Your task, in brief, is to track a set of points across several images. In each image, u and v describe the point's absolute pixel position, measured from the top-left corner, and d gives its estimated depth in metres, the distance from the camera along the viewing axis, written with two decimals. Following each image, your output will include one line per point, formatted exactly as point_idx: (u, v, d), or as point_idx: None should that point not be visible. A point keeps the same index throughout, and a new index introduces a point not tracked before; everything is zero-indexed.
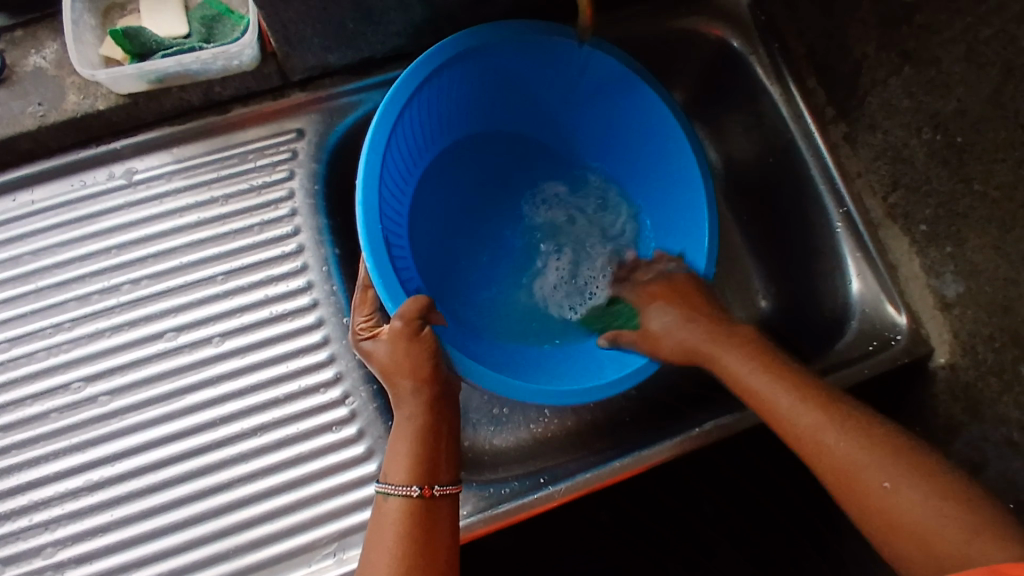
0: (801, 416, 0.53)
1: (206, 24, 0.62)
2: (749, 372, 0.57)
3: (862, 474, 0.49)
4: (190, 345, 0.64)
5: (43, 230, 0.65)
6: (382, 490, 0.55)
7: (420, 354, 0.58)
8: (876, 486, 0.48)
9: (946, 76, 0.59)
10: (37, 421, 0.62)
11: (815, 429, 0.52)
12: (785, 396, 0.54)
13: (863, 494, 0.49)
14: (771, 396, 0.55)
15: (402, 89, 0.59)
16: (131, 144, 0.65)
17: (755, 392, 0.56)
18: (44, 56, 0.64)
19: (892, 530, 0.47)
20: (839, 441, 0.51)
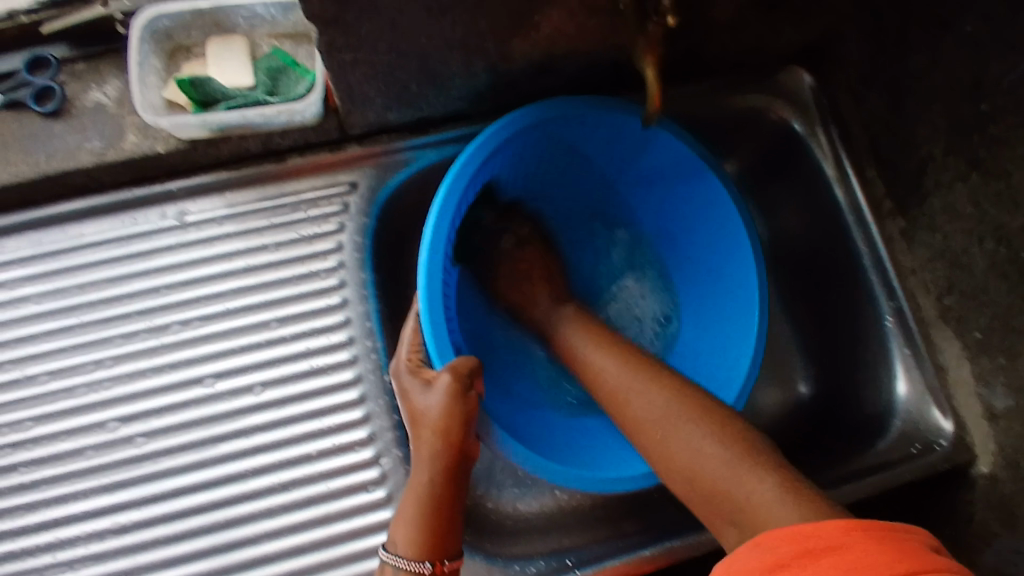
0: (602, 366, 0.61)
1: (271, 76, 0.62)
2: (587, 350, 0.63)
3: (656, 430, 0.55)
4: (228, 393, 0.63)
5: (89, 264, 0.64)
6: (388, 558, 0.55)
7: (452, 419, 0.56)
8: (663, 439, 0.54)
9: (1014, 191, 0.57)
10: (69, 458, 0.61)
11: (636, 397, 0.57)
12: (605, 370, 0.61)
13: (654, 447, 0.55)
14: (600, 371, 0.61)
15: (472, 157, 0.60)
16: (186, 186, 0.65)
17: (589, 369, 0.62)
18: (106, 93, 0.63)
19: (675, 475, 0.53)
20: (643, 407, 0.57)
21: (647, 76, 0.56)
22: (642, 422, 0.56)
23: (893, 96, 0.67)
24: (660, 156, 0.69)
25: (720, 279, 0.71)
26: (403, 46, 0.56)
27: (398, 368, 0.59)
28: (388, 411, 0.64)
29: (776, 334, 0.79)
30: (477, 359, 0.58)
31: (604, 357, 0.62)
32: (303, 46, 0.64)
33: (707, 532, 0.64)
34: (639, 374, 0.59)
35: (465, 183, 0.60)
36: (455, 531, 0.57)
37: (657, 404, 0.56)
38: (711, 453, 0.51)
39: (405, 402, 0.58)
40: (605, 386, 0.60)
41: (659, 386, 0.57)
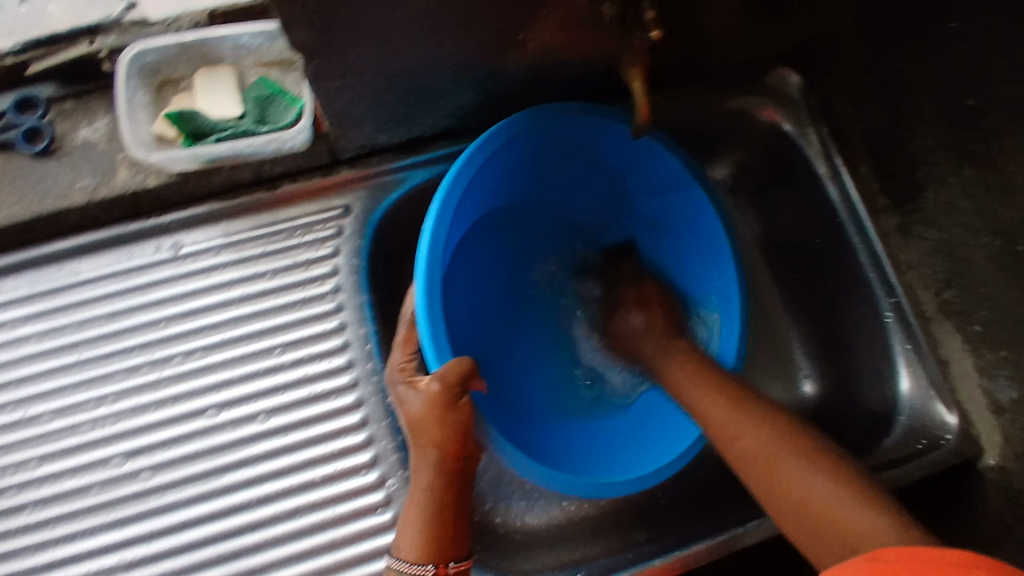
0: (704, 403, 0.61)
1: (259, 105, 0.62)
2: (690, 384, 0.63)
3: (773, 467, 0.55)
4: (232, 423, 0.63)
5: (88, 301, 0.64)
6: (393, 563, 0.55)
7: (451, 422, 0.56)
8: (784, 478, 0.54)
9: (1008, 183, 0.57)
10: (76, 496, 0.61)
11: (740, 422, 0.58)
12: (707, 395, 0.61)
13: (773, 481, 0.54)
14: (705, 406, 0.60)
15: (465, 171, 0.59)
16: (179, 219, 0.65)
17: (693, 403, 0.62)
18: (95, 130, 0.63)
19: (795, 510, 0.53)
20: (757, 441, 0.56)
21: (636, 89, 0.57)
22: (752, 452, 0.56)
23: (881, 93, 0.67)
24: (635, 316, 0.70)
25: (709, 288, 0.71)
26: (388, 69, 0.57)
27: (395, 378, 0.60)
28: (390, 434, 0.64)
29: (779, 335, 0.78)
30: (471, 357, 0.56)
31: (700, 392, 0.61)
32: (290, 71, 0.64)
33: (720, 536, 0.63)
34: (742, 403, 0.60)
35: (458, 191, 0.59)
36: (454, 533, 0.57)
37: (763, 431, 0.57)
38: (822, 484, 0.52)
39: (404, 411, 0.58)
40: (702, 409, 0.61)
41: (762, 416, 0.58)
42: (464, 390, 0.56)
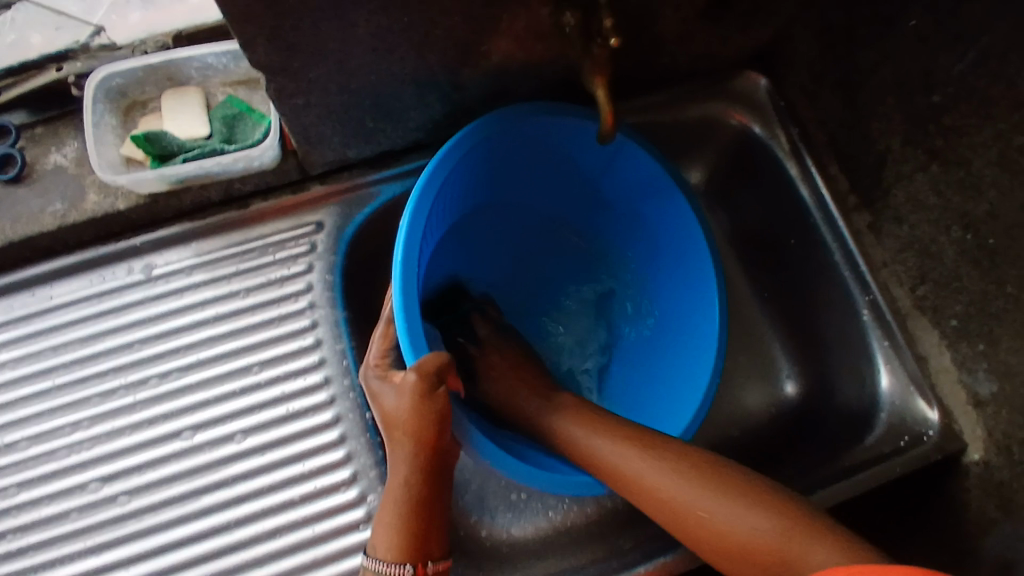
0: (592, 443, 0.58)
1: (227, 124, 0.62)
2: (574, 429, 0.61)
3: (678, 504, 0.53)
4: (209, 444, 0.62)
5: (62, 326, 0.64)
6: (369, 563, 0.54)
7: (425, 416, 0.55)
8: (692, 512, 0.52)
9: (976, 178, 0.57)
10: (53, 522, 0.60)
11: (642, 472, 0.55)
12: (603, 450, 0.57)
13: (682, 519, 0.53)
14: (590, 445, 0.58)
15: (434, 172, 0.59)
16: (151, 240, 0.65)
17: (576, 446, 0.60)
18: (64, 154, 0.63)
19: (715, 547, 0.51)
20: (653, 476, 0.55)
21: (600, 97, 0.58)
22: (653, 495, 0.54)
23: (847, 93, 0.67)
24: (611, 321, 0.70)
25: (683, 288, 0.72)
26: (351, 85, 0.57)
27: (367, 375, 0.59)
28: (369, 449, 0.64)
29: (758, 337, 0.79)
30: (447, 353, 0.56)
31: (595, 430, 0.60)
32: (257, 91, 0.64)
33: None
34: (643, 449, 0.56)
35: (433, 193, 0.59)
36: (432, 531, 0.56)
37: (661, 468, 0.55)
38: (742, 516, 0.51)
39: (379, 409, 0.58)
40: (603, 468, 0.57)
41: (662, 457, 0.55)
42: (440, 382, 0.55)
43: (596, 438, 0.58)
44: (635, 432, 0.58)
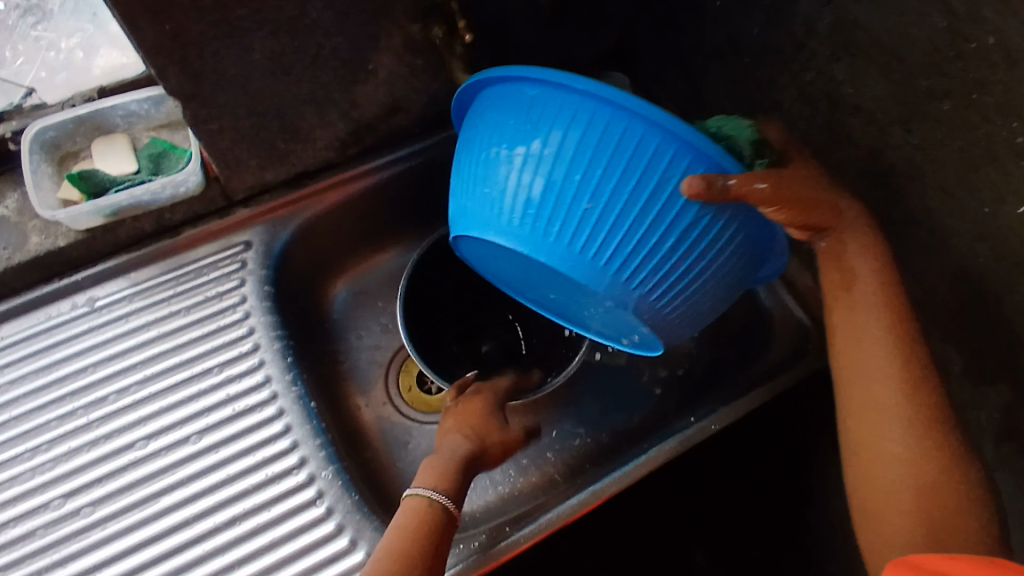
0: (875, 330, 0.56)
1: (153, 160, 0.70)
2: (870, 290, 0.56)
3: (884, 431, 0.55)
4: (165, 449, 0.66)
5: (14, 361, 0.69)
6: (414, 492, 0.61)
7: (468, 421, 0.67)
8: (892, 444, 0.55)
9: (789, 116, 0.69)
10: (21, 542, 0.63)
11: (882, 395, 0.55)
12: (873, 347, 0.56)
13: (880, 440, 0.55)
14: (866, 321, 0.56)
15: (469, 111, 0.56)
16: (90, 274, 0.71)
17: (859, 299, 0.57)
18: (5, 206, 0.70)
19: (882, 471, 0.55)
20: (897, 397, 0.55)
21: None
22: (869, 407, 0.56)
23: (689, 73, 0.79)
24: (703, 236, 0.48)
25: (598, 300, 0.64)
26: (259, 108, 0.66)
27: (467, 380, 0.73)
28: (314, 437, 0.67)
29: None
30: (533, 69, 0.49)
31: (880, 316, 0.56)
32: (178, 131, 0.73)
33: (628, 467, 0.70)
34: (902, 354, 0.55)
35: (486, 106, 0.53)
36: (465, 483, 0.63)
37: (902, 405, 0.55)
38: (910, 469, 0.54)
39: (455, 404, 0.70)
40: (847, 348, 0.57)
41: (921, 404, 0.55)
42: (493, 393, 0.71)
43: (877, 335, 0.56)
44: (904, 369, 0.55)
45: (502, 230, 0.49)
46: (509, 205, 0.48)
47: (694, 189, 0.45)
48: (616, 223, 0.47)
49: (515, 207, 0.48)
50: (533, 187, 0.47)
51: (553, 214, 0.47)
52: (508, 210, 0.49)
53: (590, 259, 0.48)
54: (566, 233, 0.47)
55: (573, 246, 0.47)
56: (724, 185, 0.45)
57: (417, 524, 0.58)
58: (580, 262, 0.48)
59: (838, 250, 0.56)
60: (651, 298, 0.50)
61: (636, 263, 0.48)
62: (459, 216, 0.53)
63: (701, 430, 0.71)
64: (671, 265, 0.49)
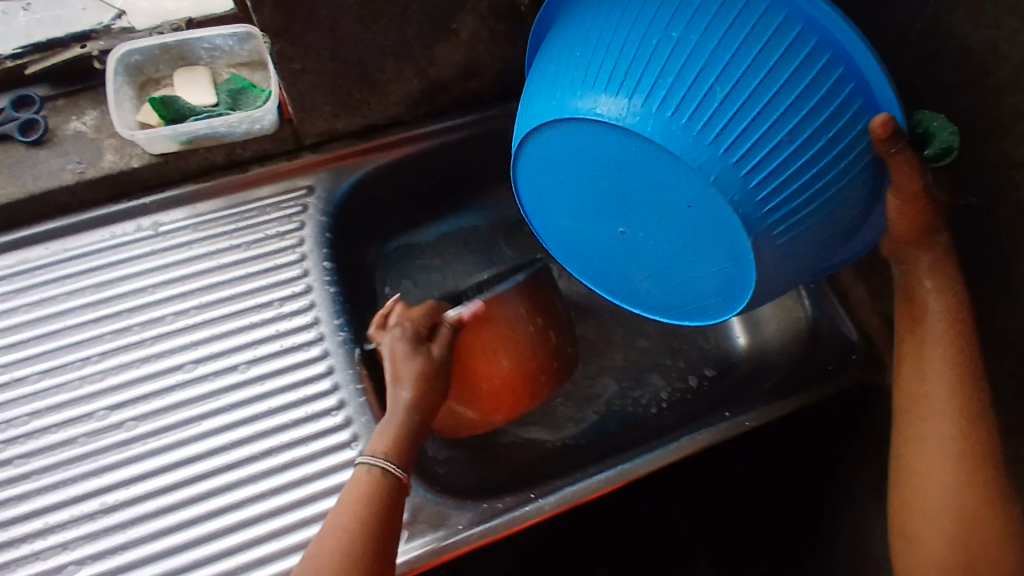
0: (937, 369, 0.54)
1: (232, 95, 0.72)
2: (935, 331, 0.54)
3: (927, 462, 0.54)
4: (213, 374, 0.67)
5: (75, 272, 0.71)
6: (370, 460, 0.55)
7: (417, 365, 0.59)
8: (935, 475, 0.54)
9: None
10: (61, 447, 0.64)
11: (933, 429, 0.54)
12: (933, 382, 0.54)
13: (921, 473, 0.54)
14: (928, 359, 0.54)
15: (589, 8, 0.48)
16: (158, 200, 0.73)
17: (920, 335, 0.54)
18: (84, 122, 0.73)
19: (920, 506, 0.54)
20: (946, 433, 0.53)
21: None
22: (920, 444, 0.55)
23: None
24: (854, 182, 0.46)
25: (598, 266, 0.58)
26: (342, 53, 0.67)
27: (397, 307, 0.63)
28: (358, 380, 0.67)
29: None
30: None
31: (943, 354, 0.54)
32: (257, 71, 0.75)
33: (665, 449, 0.68)
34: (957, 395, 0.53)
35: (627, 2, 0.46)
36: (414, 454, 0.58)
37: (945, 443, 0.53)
38: (943, 505, 0.53)
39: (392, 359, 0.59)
40: (911, 375, 0.55)
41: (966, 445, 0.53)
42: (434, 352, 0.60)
43: (940, 368, 0.54)
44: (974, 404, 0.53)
45: (661, 127, 0.43)
46: (691, 95, 0.42)
47: (883, 131, 0.43)
48: (794, 151, 0.43)
49: (694, 100, 0.42)
50: (729, 80, 0.42)
51: (734, 131, 0.42)
52: (683, 103, 0.42)
53: (749, 183, 0.43)
54: (742, 150, 0.42)
55: (742, 165, 0.43)
56: (905, 144, 0.43)
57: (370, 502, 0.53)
58: (742, 189, 0.43)
59: (913, 281, 0.54)
60: (775, 247, 0.46)
61: (790, 204, 0.44)
62: (591, 100, 0.45)
63: (734, 425, 0.69)
64: (821, 207, 0.45)
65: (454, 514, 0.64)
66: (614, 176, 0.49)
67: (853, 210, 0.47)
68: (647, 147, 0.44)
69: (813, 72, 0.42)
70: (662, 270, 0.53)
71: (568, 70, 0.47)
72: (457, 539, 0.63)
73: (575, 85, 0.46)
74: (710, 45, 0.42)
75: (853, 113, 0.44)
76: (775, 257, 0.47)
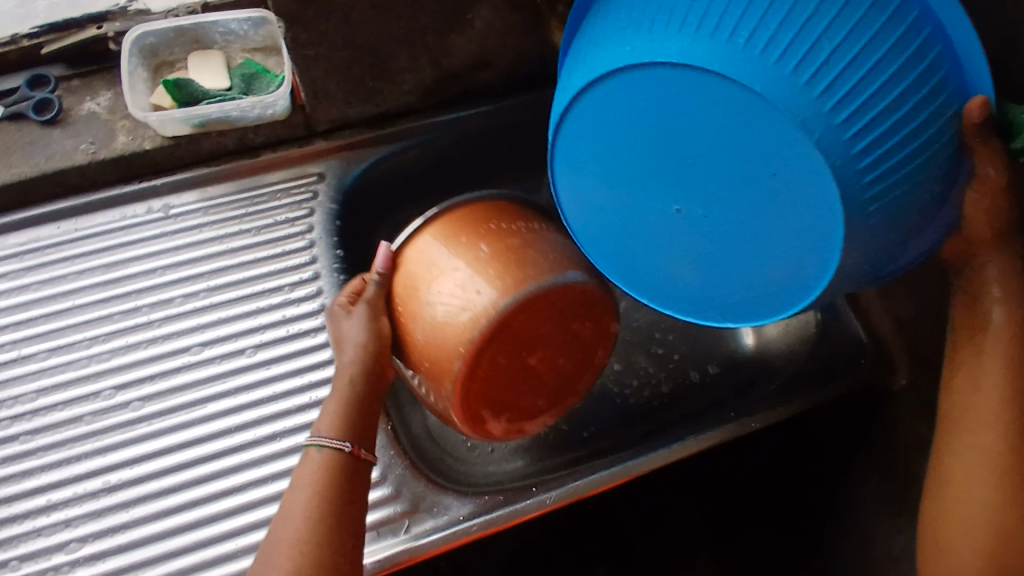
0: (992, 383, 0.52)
1: (245, 80, 0.72)
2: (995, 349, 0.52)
3: (968, 473, 0.52)
4: (219, 357, 0.68)
5: (85, 252, 0.71)
6: (309, 444, 0.55)
7: (342, 330, 0.58)
8: (976, 484, 0.52)
9: None
10: (67, 426, 0.65)
11: (979, 441, 0.52)
12: (985, 395, 0.52)
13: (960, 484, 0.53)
14: (980, 372, 0.53)
15: None
16: (169, 182, 0.73)
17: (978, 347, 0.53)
18: (98, 103, 0.73)
19: (957, 518, 0.53)
20: (991, 448, 0.52)
21: None
22: (962, 455, 0.53)
23: None
24: (944, 165, 0.44)
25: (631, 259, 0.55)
26: (357, 41, 0.67)
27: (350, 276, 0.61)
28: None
29: None
30: None
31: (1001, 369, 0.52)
32: (272, 56, 0.75)
33: (665, 449, 0.68)
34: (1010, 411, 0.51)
35: None
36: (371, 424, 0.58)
37: (990, 456, 0.52)
38: (982, 516, 0.51)
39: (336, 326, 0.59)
40: (963, 384, 0.54)
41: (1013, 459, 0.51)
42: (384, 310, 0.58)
43: (996, 380, 0.52)
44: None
45: (766, 75, 0.40)
46: (797, 42, 0.39)
47: (980, 113, 0.42)
48: (897, 120, 0.40)
49: (802, 50, 0.39)
50: (837, 32, 0.39)
51: (838, 82, 0.39)
52: (789, 50, 0.39)
53: (851, 149, 0.40)
54: (850, 110, 0.40)
55: (848, 126, 0.40)
56: (993, 133, 0.43)
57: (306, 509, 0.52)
58: (845, 153, 0.40)
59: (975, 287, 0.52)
60: (864, 220, 0.43)
61: (890, 177, 0.41)
62: (682, 46, 0.42)
63: (741, 426, 0.68)
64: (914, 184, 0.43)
65: (455, 505, 0.63)
66: (691, 142, 0.45)
67: (937, 200, 0.45)
68: (746, 97, 0.41)
69: (917, 41, 0.40)
70: (715, 257, 0.50)
71: (649, 16, 0.44)
72: (458, 529, 0.62)
73: (662, 29, 0.42)
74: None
75: (951, 88, 0.42)
76: (861, 241, 0.44)
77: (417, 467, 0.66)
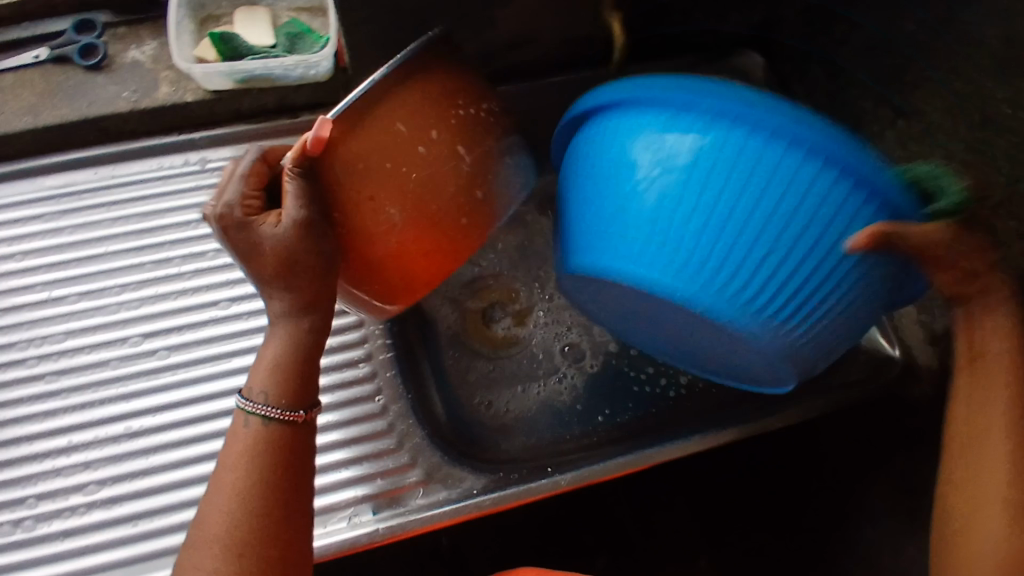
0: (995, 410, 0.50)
1: (290, 39, 0.71)
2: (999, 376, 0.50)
3: (976, 495, 0.50)
4: (246, 314, 0.68)
5: (121, 199, 0.71)
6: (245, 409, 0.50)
7: (268, 247, 0.48)
8: (986, 507, 0.49)
9: None
10: (92, 369, 0.65)
11: (988, 461, 0.50)
12: (990, 417, 0.50)
13: (968, 508, 0.50)
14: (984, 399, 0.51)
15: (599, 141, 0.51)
16: (207, 136, 0.73)
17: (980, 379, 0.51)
18: (143, 52, 0.74)
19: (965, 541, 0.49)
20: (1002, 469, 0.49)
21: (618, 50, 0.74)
22: (971, 478, 0.50)
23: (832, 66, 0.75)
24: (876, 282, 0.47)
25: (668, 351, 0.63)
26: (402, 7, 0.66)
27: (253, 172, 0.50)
28: (386, 350, 0.70)
29: None
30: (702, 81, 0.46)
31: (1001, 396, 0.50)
32: (318, 18, 0.74)
33: (683, 440, 0.67)
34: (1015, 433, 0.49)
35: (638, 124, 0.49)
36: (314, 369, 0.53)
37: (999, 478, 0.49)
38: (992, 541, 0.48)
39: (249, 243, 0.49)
40: (965, 409, 0.52)
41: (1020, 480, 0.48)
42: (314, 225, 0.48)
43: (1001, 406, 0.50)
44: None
45: (684, 291, 0.47)
46: (706, 263, 0.46)
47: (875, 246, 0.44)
48: (812, 294, 0.47)
49: (740, 278, 0.46)
50: (728, 240, 0.45)
51: (758, 282, 0.46)
52: (706, 278, 0.46)
53: (771, 319, 0.47)
54: (762, 297, 0.46)
55: (766, 310, 0.47)
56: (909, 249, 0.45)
57: (236, 503, 0.47)
58: (764, 322, 0.47)
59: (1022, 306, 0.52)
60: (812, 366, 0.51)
61: (812, 312, 0.48)
62: (616, 267, 0.49)
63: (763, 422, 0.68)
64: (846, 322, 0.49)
65: (469, 478, 0.63)
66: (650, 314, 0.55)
67: (893, 302, 0.51)
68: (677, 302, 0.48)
69: (836, 198, 0.45)
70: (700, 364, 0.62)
71: (601, 208, 0.50)
72: (472, 503, 0.62)
73: (613, 214, 0.49)
74: (732, 195, 0.45)
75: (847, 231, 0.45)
76: (810, 346, 0.50)
77: (433, 438, 0.66)
